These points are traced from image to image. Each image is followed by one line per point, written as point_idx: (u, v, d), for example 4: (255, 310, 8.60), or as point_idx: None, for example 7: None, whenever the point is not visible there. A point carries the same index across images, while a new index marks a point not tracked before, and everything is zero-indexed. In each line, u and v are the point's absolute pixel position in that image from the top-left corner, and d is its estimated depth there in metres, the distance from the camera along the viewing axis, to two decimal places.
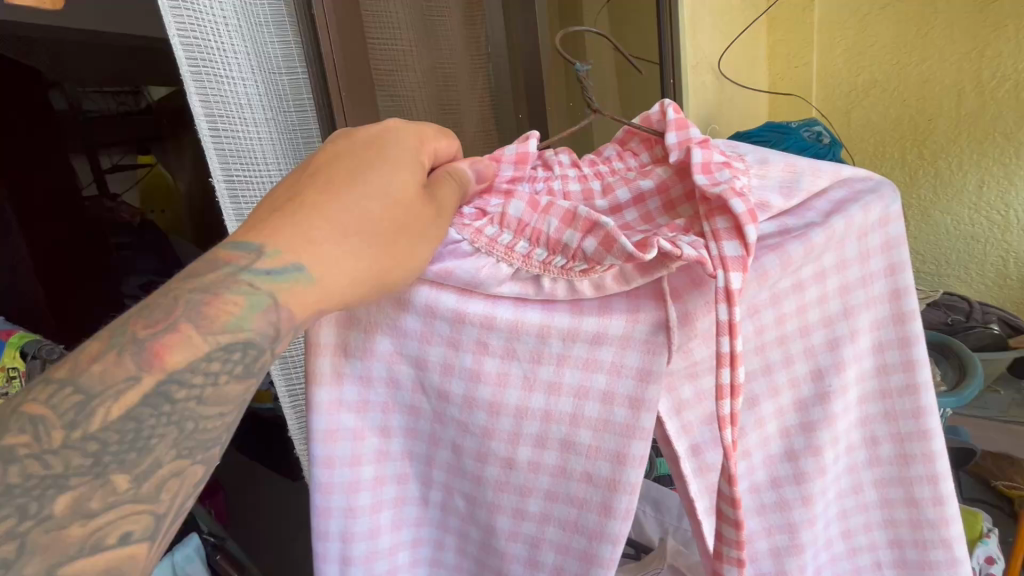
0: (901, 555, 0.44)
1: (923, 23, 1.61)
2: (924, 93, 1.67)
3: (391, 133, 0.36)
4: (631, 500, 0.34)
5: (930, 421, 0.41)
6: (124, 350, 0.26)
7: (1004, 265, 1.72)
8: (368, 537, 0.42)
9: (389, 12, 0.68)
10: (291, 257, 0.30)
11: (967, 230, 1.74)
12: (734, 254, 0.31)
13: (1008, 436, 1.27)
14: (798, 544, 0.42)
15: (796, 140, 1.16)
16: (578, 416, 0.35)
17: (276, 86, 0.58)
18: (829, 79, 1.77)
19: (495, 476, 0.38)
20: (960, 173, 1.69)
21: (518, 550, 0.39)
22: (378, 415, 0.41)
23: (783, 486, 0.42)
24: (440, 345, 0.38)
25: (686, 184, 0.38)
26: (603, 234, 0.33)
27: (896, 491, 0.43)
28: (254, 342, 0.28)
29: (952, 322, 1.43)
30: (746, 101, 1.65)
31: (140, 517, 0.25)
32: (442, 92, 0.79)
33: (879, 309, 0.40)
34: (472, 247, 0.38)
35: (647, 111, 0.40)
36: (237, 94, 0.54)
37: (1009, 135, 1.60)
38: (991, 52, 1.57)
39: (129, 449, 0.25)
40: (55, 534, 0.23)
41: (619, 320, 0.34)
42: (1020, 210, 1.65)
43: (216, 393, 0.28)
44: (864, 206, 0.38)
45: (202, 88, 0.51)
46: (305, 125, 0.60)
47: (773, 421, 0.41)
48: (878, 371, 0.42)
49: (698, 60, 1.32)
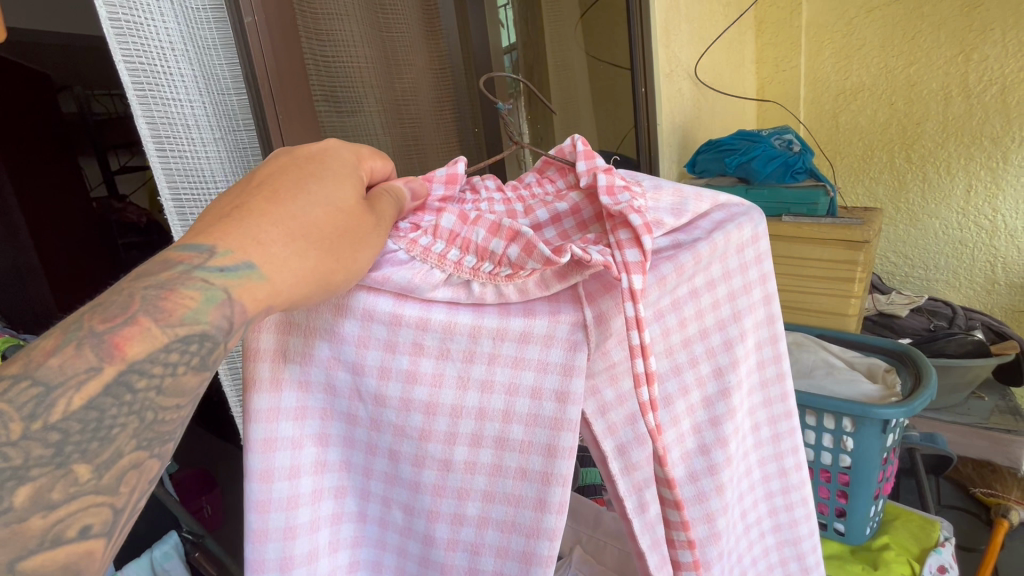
0: (776, 519, 0.51)
1: (910, 27, 1.63)
2: (912, 96, 1.68)
3: (331, 150, 0.39)
4: (564, 492, 0.36)
5: (791, 401, 0.49)
6: (82, 343, 0.27)
7: (991, 271, 1.73)
8: (307, 561, 0.42)
9: (343, 32, 0.71)
10: (242, 255, 0.32)
11: (955, 235, 1.74)
12: (634, 259, 0.33)
13: (988, 443, 1.31)
14: (716, 532, 0.44)
15: (765, 150, 1.18)
16: (509, 412, 0.37)
17: (225, 107, 0.59)
18: (817, 83, 1.79)
19: (433, 480, 0.40)
20: (948, 178, 1.70)
21: (460, 560, 0.40)
22: (316, 422, 0.42)
23: (700, 478, 0.43)
24: (377, 349, 0.39)
25: (596, 207, 0.40)
26: (525, 242, 0.37)
27: (772, 466, 0.50)
28: (210, 334, 0.30)
29: (935, 327, 1.44)
30: (729, 106, 1.66)
31: (99, 510, 0.27)
32: (402, 107, 0.81)
33: (758, 314, 0.46)
34: (407, 256, 0.40)
35: (559, 145, 0.42)
36: (184, 115, 0.55)
37: (997, 139, 1.61)
38: (977, 56, 1.57)
39: (91, 438, 0.27)
40: (14, 528, 0.25)
41: (543, 320, 0.36)
42: (1008, 216, 1.66)
43: (174, 383, 0.29)
44: (738, 225, 0.42)
45: (147, 110, 0.52)
46: (252, 143, 0.61)
47: (687, 418, 0.42)
48: (760, 365, 0.48)
49: (676, 67, 1.35)
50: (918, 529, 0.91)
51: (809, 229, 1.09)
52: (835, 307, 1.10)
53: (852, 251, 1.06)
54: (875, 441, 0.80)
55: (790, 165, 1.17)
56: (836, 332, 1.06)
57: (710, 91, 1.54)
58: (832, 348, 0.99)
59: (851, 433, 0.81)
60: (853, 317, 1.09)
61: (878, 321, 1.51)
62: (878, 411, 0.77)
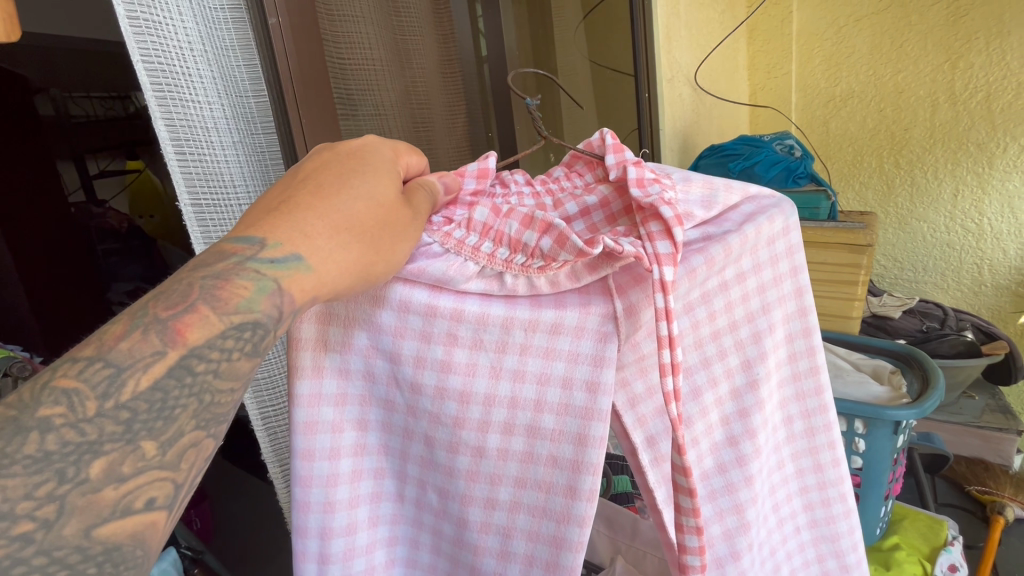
0: (811, 515, 0.52)
1: (898, 36, 1.68)
2: (900, 103, 1.73)
3: (370, 146, 0.41)
4: (594, 480, 0.38)
5: (827, 396, 0.50)
6: (147, 328, 0.29)
7: (978, 272, 1.77)
8: (346, 533, 0.46)
9: (361, 34, 0.72)
10: (291, 247, 0.34)
11: (942, 238, 1.79)
12: (665, 251, 0.36)
13: (982, 443, 1.34)
14: (745, 523, 0.46)
15: (769, 154, 1.21)
16: (541, 402, 0.39)
17: (243, 110, 0.60)
18: (808, 90, 1.83)
19: (466, 466, 0.42)
20: (935, 182, 1.75)
21: (490, 542, 0.42)
22: (355, 407, 0.46)
23: (728, 470, 0.46)
24: (413, 339, 0.42)
25: (625, 199, 0.43)
26: (557, 233, 0.39)
27: (807, 460, 0.51)
28: (262, 322, 0.32)
29: (926, 329, 1.48)
30: (724, 112, 1.70)
31: (163, 484, 0.29)
32: (415, 110, 0.83)
33: (788, 305, 0.47)
34: (442, 249, 0.43)
35: (588, 140, 0.46)
36: (203, 118, 0.56)
37: (982, 145, 1.66)
38: (962, 64, 1.63)
39: (156, 417, 0.29)
40: (90, 498, 0.26)
41: (573, 312, 0.38)
42: (993, 219, 1.71)
43: (230, 368, 0.31)
44: (769, 217, 0.44)
45: (166, 112, 0.53)
46: (272, 147, 0.62)
47: (714, 410, 0.45)
48: (790, 358, 0.49)
49: (675, 73, 1.38)
50: (925, 529, 0.94)
51: (812, 233, 1.12)
52: (837, 310, 1.13)
53: (855, 254, 1.09)
54: (886, 441, 0.83)
55: (792, 170, 1.20)
56: (839, 334, 1.09)
57: (707, 97, 1.57)
58: (837, 351, 1.02)
59: (863, 434, 0.84)
60: (857, 319, 1.12)
61: (871, 322, 1.55)
62: (891, 413, 0.80)
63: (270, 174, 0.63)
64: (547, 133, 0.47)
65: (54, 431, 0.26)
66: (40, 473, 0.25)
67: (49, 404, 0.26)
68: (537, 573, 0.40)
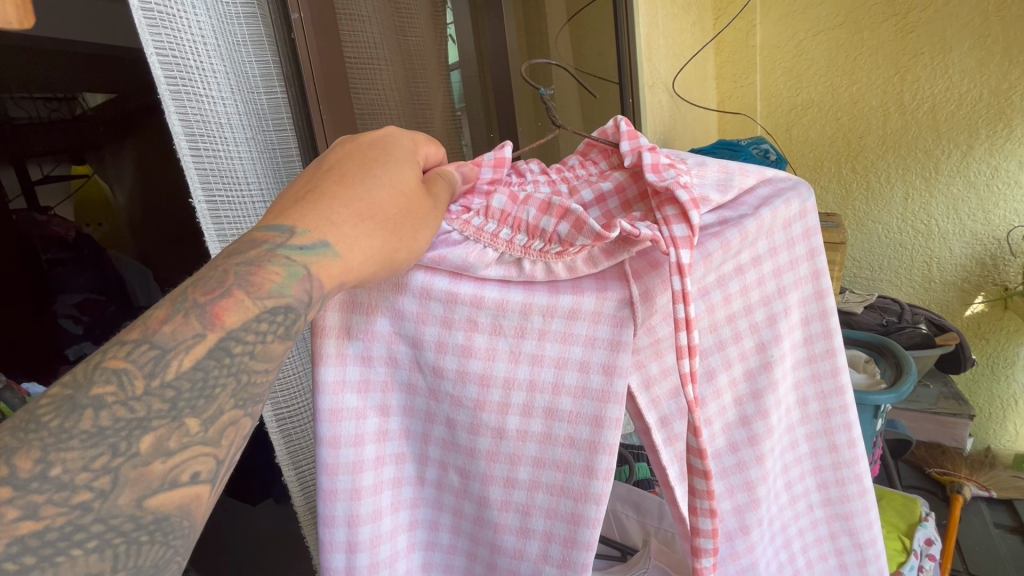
0: (825, 494, 0.55)
1: (853, 49, 1.79)
2: (854, 112, 1.84)
3: (391, 137, 0.43)
4: (610, 460, 0.40)
5: (843, 377, 0.52)
6: (188, 312, 0.30)
7: (928, 270, 1.89)
8: (372, 519, 0.47)
9: (369, 34, 0.74)
10: (318, 235, 0.34)
11: (895, 238, 1.91)
12: (681, 234, 0.39)
13: (936, 426, 1.46)
14: (755, 499, 0.50)
15: (747, 157, 1.27)
16: (558, 385, 0.41)
17: (256, 106, 0.62)
18: (772, 99, 1.93)
19: (487, 447, 0.44)
20: (888, 186, 1.86)
21: (510, 520, 0.44)
22: (378, 394, 0.47)
23: (740, 449, 0.50)
24: (434, 325, 0.44)
25: (639, 185, 0.46)
26: (574, 219, 0.41)
27: (821, 440, 0.54)
28: (293, 307, 0.33)
29: (886, 323, 1.57)
30: (696, 119, 1.77)
31: (204, 459, 0.29)
32: (417, 109, 0.86)
33: (804, 288, 0.50)
34: (461, 236, 0.45)
35: (604, 128, 0.49)
36: (216, 113, 0.57)
37: (929, 151, 1.79)
38: (910, 77, 1.75)
39: (199, 395, 0.29)
40: (141, 470, 0.27)
41: (590, 297, 0.41)
42: (940, 221, 1.83)
43: (264, 350, 0.31)
44: (785, 200, 0.47)
45: (180, 106, 0.53)
46: (285, 144, 0.64)
47: (728, 392, 0.49)
48: (806, 341, 0.52)
49: (654, 80, 1.44)
50: (901, 507, 0.99)
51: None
52: None
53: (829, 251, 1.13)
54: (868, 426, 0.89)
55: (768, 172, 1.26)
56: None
57: (683, 103, 1.64)
58: None
59: None
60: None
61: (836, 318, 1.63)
62: (871, 398, 0.86)
63: (283, 171, 0.64)
64: (561, 122, 0.51)
65: (107, 408, 0.26)
66: (96, 447, 0.26)
67: (101, 382, 0.27)
68: (557, 549, 0.42)
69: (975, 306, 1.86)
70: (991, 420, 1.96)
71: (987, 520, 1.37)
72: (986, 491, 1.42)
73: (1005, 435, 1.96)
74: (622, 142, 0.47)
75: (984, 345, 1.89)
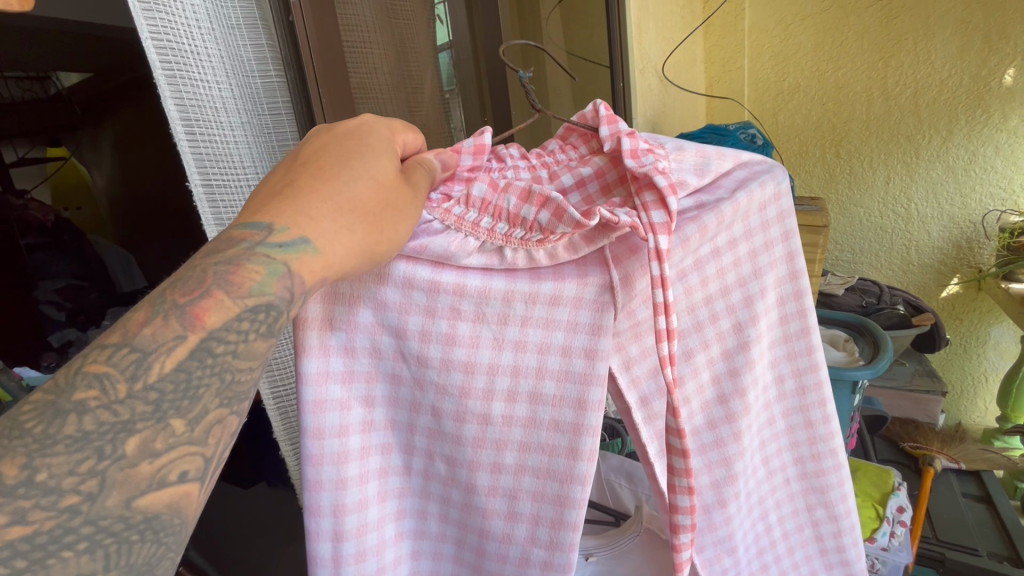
0: (802, 468, 0.58)
1: (839, 34, 1.80)
2: (839, 98, 1.87)
3: (366, 127, 0.44)
4: (594, 441, 0.42)
5: (818, 356, 0.55)
6: (168, 314, 0.31)
7: (906, 252, 1.94)
8: (358, 509, 0.48)
9: (364, 17, 0.74)
10: (297, 231, 0.36)
11: (876, 221, 1.95)
12: (660, 220, 0.40)
13: (910, 402, 1.55)
14: (733, 474, 0.54)
15: (735, 142, 1.29)
16: (542, 369, 0.43)
17: (250, 89, 0.62)
18: (759, 83, 1.95)
19: (473, 433, 0.45)
20: (870, 170, 1.90)
21: (498, 505, 0.46)
22: (362, 385, 0.48)
23: (718, 426, 0.53)
24: (417, 315, 0.45)
25: (619, 169, 0.47)
26: (554, 207, 0.42)
27: (797, 417, 0.56)
28: (274, 304, 0.34)
29: (865, 304, 1.61)
30: (685, 102, 1.78)
31: (192, 458, 0.30)
32: (410, 94, 0.86)
33: (780, 269, 0.52)
34: (443, 225, 0.46)
35: (583, 112, 0.50)
36: (212, 97, 0.57)
37: (910, 136, 1.82)
38: (894, 62, 1.77)
39: (182, 397, 0.30)
40: (127, 472, 0.28)
41: (572, 283, 0.43)
42: (919, 205, 1.88)
43: (247, 348, 0.32)
44: (760, 184, 0.49)
45: (175, 91, 0.53)
46: (280, 128, 0.65)
47: (706, 370, 0.52)
48: (781, 320, 0.54)
49: (645, 64, 1.45)
50: (876, 477, 1.04)
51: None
52: None
53: (812, 234, 1.15)
54: (846, 400, 0.93)
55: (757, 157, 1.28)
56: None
57: (672, 87, 1.65)
58: None
59: None
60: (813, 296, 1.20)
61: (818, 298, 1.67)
62: (851, 373, 0.90)
63: (277, 154, 0.65)
64: (541, 106, 0.51)
65: (91, 412, 0.28)
66: (81, 451, 0.27)
67: (84, 387, 0.28)
68: (544, 531, 0.45)
69: (950, 288, 1.92)
70: (962, 396, 2.04)
71: (956, 490, 1.41)
72: (953, 463, 1.45)
73: (976, 412, 2.04)
74: (600, 126, 0.48)
75: (958, 325, 1.95)
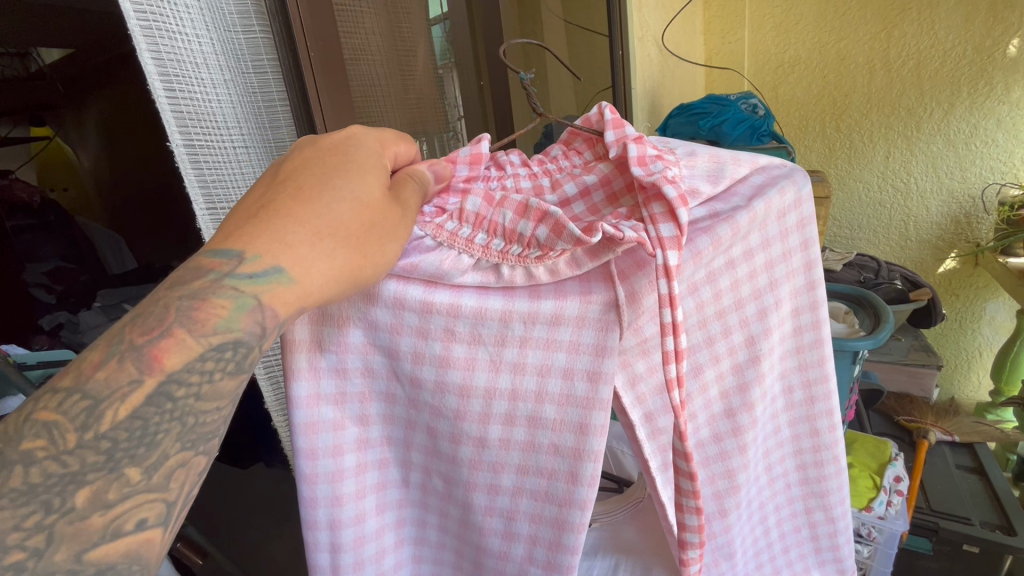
0: (803, 473, 0.57)
1: (841, 4, 1.76)
2: (841, 70, 1.83)
3: (353, 141, 0.41)
4: (596, 467, 0.40)
5: (828, 366, 0.54)
6: (123, 357, 0.29)
7: (905, 228, 1.93)
8: (354, 522, 0.49)
9: None
10: (270, 260, 0.33)
11: (876, 197, 1.93)
12: (669, 234, 0.38)
13: (907, 376, 1.57)
14: (735, 486, 0.51)
15: (735, 113, 1.26)
16: (541, 393, 0.41)
17: (233, 45, 0.59)
18: (759, 55, 1.91)
19: (469, 455, 0.44)
20: (870, 145, 1.88)
21: (495, 524, 0.45)
22: (356, 405, 0.48)
23: (723, 440, 0.51)
24: (409, 336, 0.44)
25: (624, 177, 0.45)
26: (552, 222, 0.40)
27: (803, 426, 0.56)
28: (243, 341, 0.32)
29: (863, 279, 1.61)
30: (684, 74, 1.74)
31: (153, 505, 0.29)
32: (402, 59, 0.83)
33: (797, 280, 0.52)
34: (434, 242, 0.45)
35: (587, 114, 0.50)
36: (192, 52, 0.54)
37: (911, 109, 1.80)
38: (897, 32, 1.74)
39: (138, 444, 0.29)
40: (78, 525, 0.27)
41: (574, 302, 0.40)
42: (919, 180, 1.86)
43: (211, 388, 0.31)
44: (778, 191, 0.47)
45: (152, 42, 0.50)
46: (266, 87, 0.62)
47: (715, 384, 0.49)
48: (795, 331, 0.53)
49: (644, 33, 1.41)
50: (873, 448, 1.04)
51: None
52: None
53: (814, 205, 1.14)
54: (846, 371, 0.93)
55: (757, 128, 1.25)
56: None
57: (671, 58, 1.61)
58: None
59: None
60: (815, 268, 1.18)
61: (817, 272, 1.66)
62: (852, 344, 0.90)
63: (262, 117, 0.62)
64: (542, 110, 0.50)
65: (37, 464, 0.27)
66: (28, 505, 0.26)
67: (31, 437, 0.27)
68: (541, 552, 0.43)
69: (948, 263, 1.91)
70: (957, 371, 2.05)
71: (949, 462, 1.40)
72: (948, 435, 1.44)
73: (969, 386, 2.05)
74: (606, 130, 0.47)
75: (954, 301, 1.95)
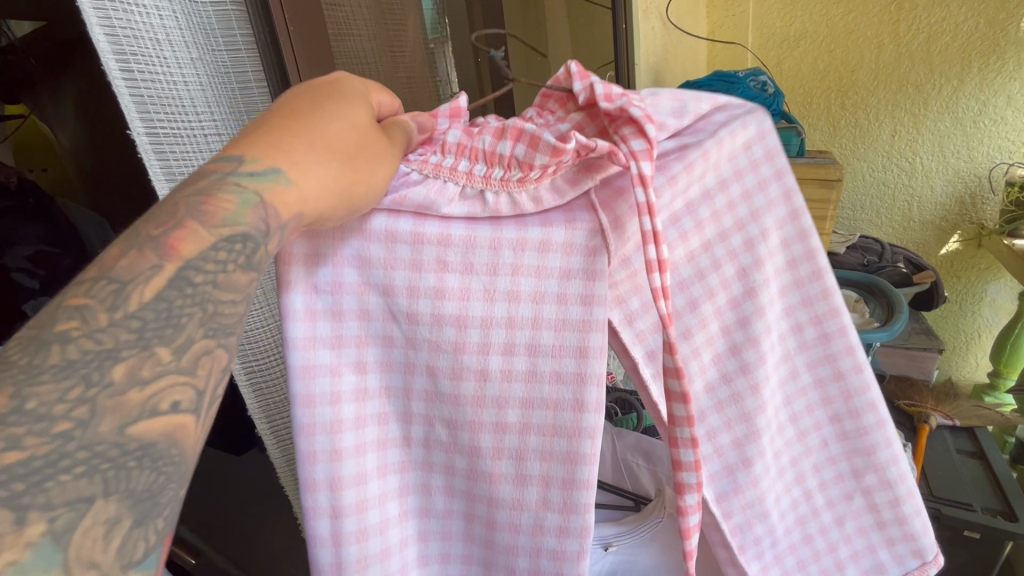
0: (839, 427, 0.49)
1: None
2: (849, 45, 1.76)
3: (342, 80, 0.38)
4: (600, 391, 0.37)
5: (836, 298, 0.46)
6: (142, 247, 0.26)
7: (909, 209, 1.88)
8: (356, 484, 0.42)
9: None
10: (269, 162, 0.31)
11: (880, 176, 1.88)
12: (641, 148, 0.36)
13: (908, 360, 1.54)
14: (755, 430, 0.47)
15: (745, 90, 1.20)
16: (538, 319, 0.38)
17: (200, 19, 0.52)
18: (765, 29, 1.83)
19: (472, 392, 0.40)
20: (876, 123, 1.82)
21: (505, 468, 0.40)
22: (353, 349, 0.42)
23: (733, 380, 0.46)
24: (403, 269, 0.39)
25: (597, 124, 0.40)
26: (529, 138, 0.38)
27: (824, 370, 0.48)
28: (252, 236, 0.29)
29: (867, 262, 1.56)
30: (686, 49, 1.67)
31: (183, 389, 0.26)
32: (391, 35, 0.76)
33: (778, 211, 0.44)
34: (421, 175, 0.40)
35: (555, 76, 0.42)
36: (152, 27, 0.47)
37: (920, 86, 1.74)
38: (908, 5, 1.67)
39: (166, 325, 0.26)
40: (118, 399, 0.24)
41: (560, 228, 0.37)
42: (924, 159, 1.81)
43: (228, 280, 0.28)
44: (739, 124, 0.42)
45: (104, 17, 0.43)
46: (239, 66, 0.55)
47: (714, 322, 0.45)
48: (788, 265, 0.45)
49: (648, 5, 1.33)
50: None
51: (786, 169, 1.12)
52: None
53: (825, 188, 1.10)
54: None
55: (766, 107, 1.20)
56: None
57: (674, 32, 1.54)
58: None
59: None
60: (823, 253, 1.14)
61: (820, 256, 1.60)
62: (865, 336, 0.86)
63: (236, 100, 0.56)
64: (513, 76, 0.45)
65: (73, 342, 0.24)
66: (67, 379, 0.23)
67: (63, 319, 0.24)
68: (556, 492, 0.39)
69: (950, 245, 1.88)
70: (958, 352, 2.02)
71: (949, 446, 1.40)
72: (949, 420, 1.43)
73: (966, 367, 2.03)
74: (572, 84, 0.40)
75: (954, 283, 1.93)
